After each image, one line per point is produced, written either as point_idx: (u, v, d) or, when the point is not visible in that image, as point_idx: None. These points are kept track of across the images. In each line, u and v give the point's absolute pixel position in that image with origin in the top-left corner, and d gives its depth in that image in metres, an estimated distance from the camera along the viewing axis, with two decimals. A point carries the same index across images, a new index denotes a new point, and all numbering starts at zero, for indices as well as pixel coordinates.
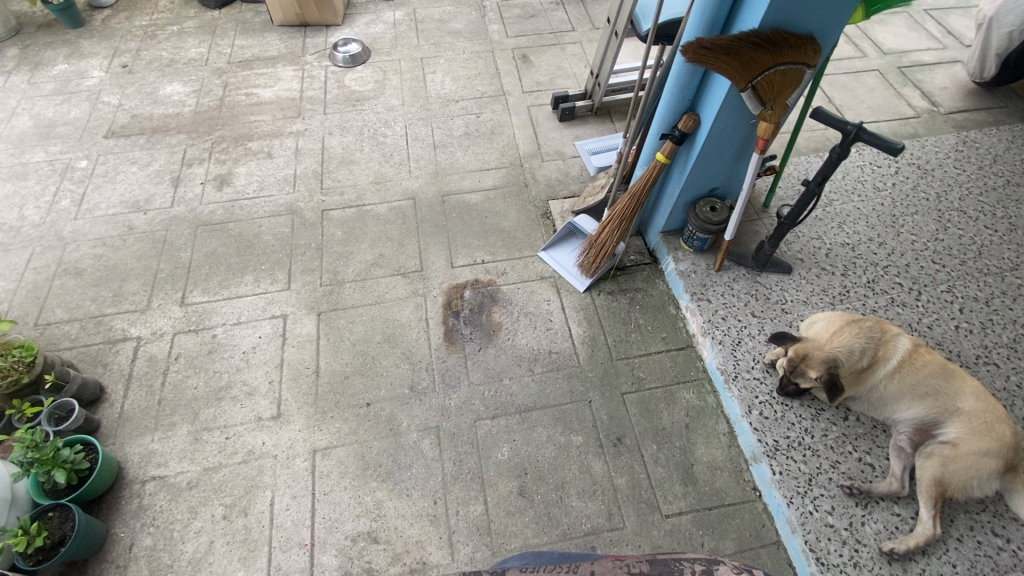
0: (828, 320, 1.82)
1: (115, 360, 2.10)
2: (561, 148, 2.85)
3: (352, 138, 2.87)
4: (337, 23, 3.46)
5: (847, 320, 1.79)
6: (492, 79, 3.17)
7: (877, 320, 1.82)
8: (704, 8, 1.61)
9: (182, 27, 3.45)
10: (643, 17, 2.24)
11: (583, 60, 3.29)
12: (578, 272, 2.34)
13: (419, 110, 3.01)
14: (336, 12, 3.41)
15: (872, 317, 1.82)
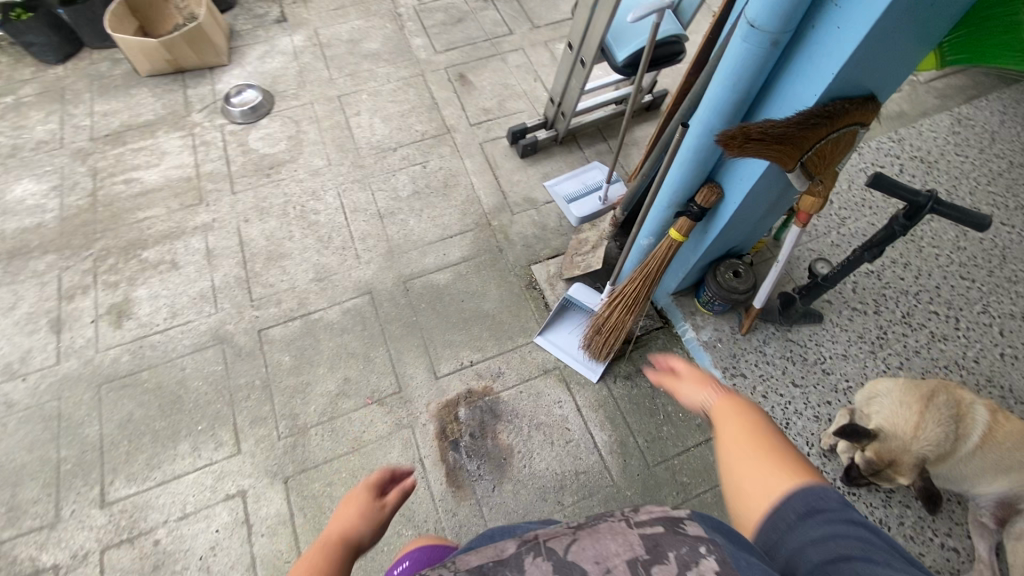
0: (897, 403, 1.58)
1: None
2: (531, 192, 2.43)
3: (276, 221, 2.33)
4: (223, 62, 2.79)
5: (920, 401, 1.56)
6: (430, 113, 2.66)
7: (948, 389, 1.59)
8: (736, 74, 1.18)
9: (18, 95, 2.68)
10: (621, 47, 1.86)
11: (530, 71, 2.81)
12: (586, 359, 2.00)
13: (352, 170, 2.48)
14: (218, 50, 2.74)
15: (942, 387, 1.59)
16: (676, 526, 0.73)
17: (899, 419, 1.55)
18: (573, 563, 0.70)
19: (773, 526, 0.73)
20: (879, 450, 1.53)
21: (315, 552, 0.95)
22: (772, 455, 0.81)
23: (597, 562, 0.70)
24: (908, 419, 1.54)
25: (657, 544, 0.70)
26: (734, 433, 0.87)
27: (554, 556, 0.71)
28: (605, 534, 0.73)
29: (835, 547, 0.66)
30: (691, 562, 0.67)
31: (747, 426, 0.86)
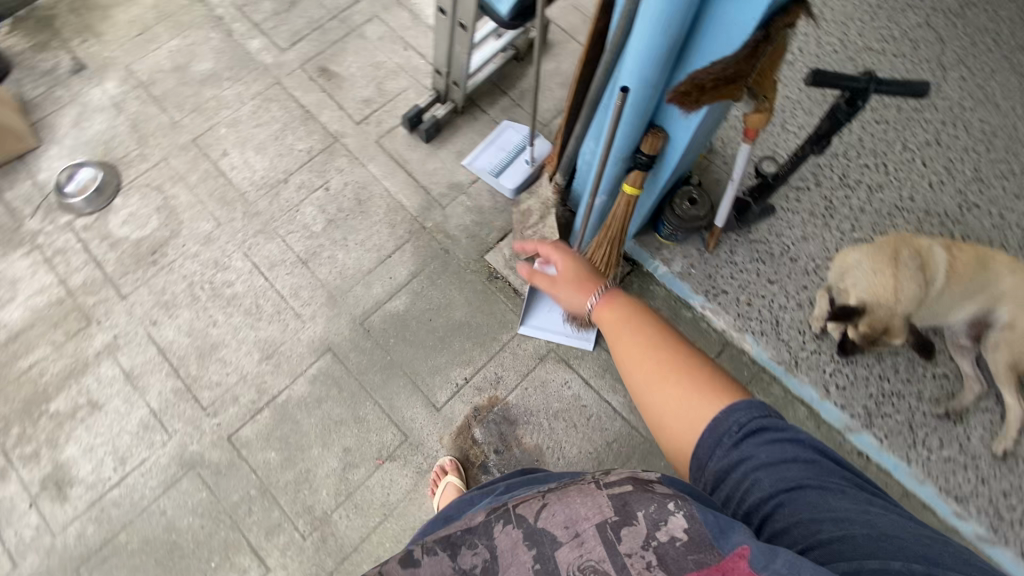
0: (872, 273, 1.63)
1: None
2: (452, 178, 2.24)
3: (189, 311, 2.02)
4: (33, 146, 2.27)
5: (891, 264, 1.62)
6: (308, 125, 2.34)
7: (908, 243, 1.67)
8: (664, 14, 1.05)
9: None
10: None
11: (396, 40, 2.50)
12: (574, 330, 1.94)
13: (249, 221, 2.17)
14: (20, 134, 2.22)
15: (903, 243, 1.66)
16: (646, 484, 0.79)
17: (879, 287, 1.61)
18: (549, 531, 0.78)
19: (717, 439, 0.84)
20: (870, 322, 1.61)
21: None
22: (682, 369, 0.89)
23: (568, 526, 0.78)
24: (887, 285, 1.60)
25: (624, 505, 0.76)
26: (635, 342, 0.94)
27: (528, 524, 0.80)
28: (574, 499, 0.80)
29: (789, 469, 0.78)
30: (658, 518, 0.74)
31: (646, 326, 0.96)
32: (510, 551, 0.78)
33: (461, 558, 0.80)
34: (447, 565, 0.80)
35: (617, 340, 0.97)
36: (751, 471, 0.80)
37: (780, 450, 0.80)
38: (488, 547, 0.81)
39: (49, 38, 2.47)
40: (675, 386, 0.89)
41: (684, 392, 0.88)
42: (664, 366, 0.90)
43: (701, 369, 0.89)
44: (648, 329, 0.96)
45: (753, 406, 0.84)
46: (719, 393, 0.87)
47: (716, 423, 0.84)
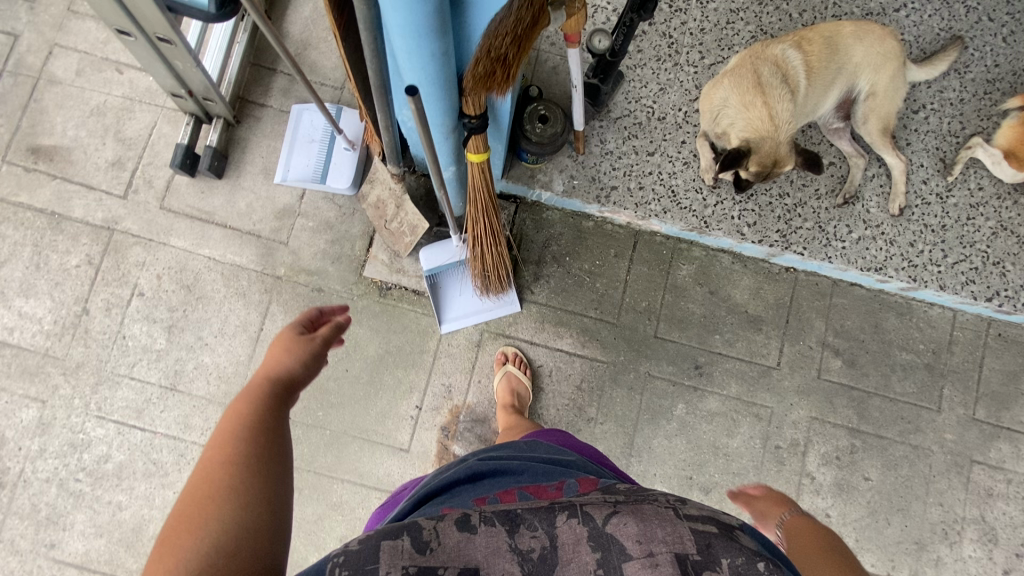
0: (743, 109, 1.54)
1: None
2: (275, 204, 1.83)
3: (81, 513, 1.68)
4: None
5: (758, 93, 1.53)
6: (65, 231, 1.79)
7: (764, 59, 1.57)
8: None
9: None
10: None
11: (100, 69, 1.87)
12: (496, 301, 1.78)
13: (77, 379, 1.74)
14: None
15: (760, 62, 1.56)
16: (729, 533, 0.77)
17: (755, 122, 1.52)
18: (618, 539, 0.75)
19: None
20: (760, 161, 1.54)
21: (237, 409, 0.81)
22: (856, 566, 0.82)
23: (642, 541, 0.74)
24: (763, 117, 1.52)
25: (708, 547, 0.73)
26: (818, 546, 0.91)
27: (596, 525, 0.77)
28: (654, 520, 0.77)
29: None
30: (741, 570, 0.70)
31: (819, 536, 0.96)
32: (573, 545, 0.75)
33: (519, 539, 0.76)
34: (504, 540, 0.76)
35: (791, 541, 0.98)
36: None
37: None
38: (546, 535, 0.77)
39: None
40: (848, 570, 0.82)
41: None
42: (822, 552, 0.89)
43: (844, 559, 0.86)
44: (818, 537, 0.94)
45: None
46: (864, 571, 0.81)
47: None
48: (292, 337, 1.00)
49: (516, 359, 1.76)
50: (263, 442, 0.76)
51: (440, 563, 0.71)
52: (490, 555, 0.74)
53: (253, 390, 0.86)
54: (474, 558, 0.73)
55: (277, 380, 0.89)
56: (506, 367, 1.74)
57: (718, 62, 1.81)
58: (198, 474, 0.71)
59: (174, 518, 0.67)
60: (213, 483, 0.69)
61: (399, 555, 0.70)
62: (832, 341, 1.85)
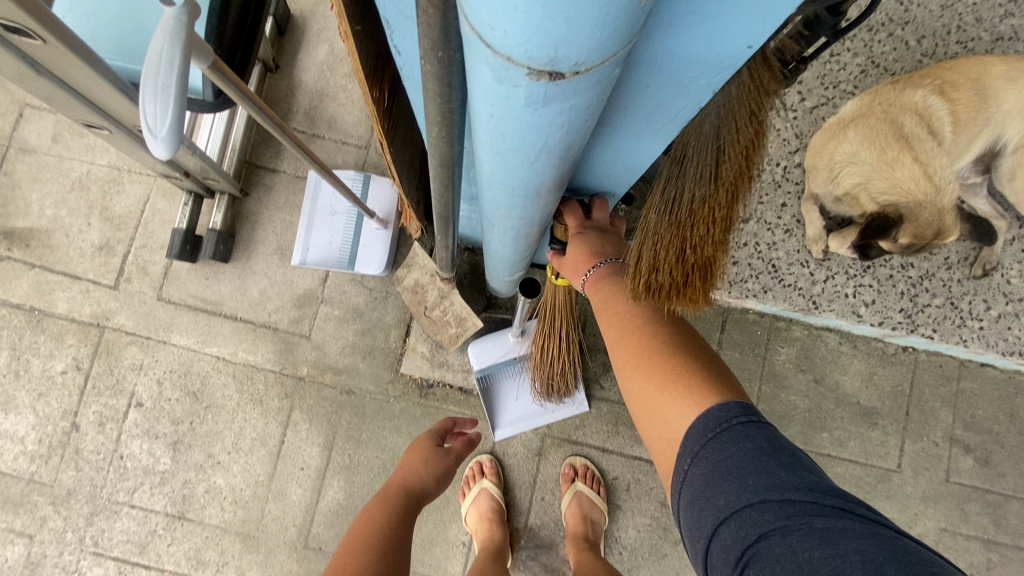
0: (885, 167, 1.22)
1: None
2: (294, 291, 1.55)
3: None
4: None
5: (901, 146, 1.21)
6: (46, 331, 1.52)
7: (900, 107, 1.25)
8: (548, 139, 0.44)
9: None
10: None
11: (81, 134, 1.59)
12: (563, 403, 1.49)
13: (69, 509, 1.47)
14: None
15: (896, 110, 1.24)
16: None
17: (905, 183, 1.21)
18: None
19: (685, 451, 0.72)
20: (916, 231, 1.22)
21: (384, 507, 1.08)
22: (693, 381, 0.76)
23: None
24: (915, 175, 1.20)
25: None
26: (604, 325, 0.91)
27: None
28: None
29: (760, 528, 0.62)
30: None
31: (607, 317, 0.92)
32: None
33: None
34: None
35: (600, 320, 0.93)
36: (695, 466, 0.70)
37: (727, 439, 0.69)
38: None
39: None
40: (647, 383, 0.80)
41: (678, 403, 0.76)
42: (630, 322, 0.85)
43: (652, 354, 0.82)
44: (631, 313, 0.86)
45: (718, 414, 0.72)
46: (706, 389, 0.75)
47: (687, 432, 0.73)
48: (423, 450, 1.23)
49: (586, 475, 1.47)
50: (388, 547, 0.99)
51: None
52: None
53: (388, 494, 1.12)
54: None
55: (408, 492, 1.13)
56: (575, 486, 1.43)
57: (821, 104, 1.49)
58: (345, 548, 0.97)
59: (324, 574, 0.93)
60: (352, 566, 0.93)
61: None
62: (961, 435, 1.55)
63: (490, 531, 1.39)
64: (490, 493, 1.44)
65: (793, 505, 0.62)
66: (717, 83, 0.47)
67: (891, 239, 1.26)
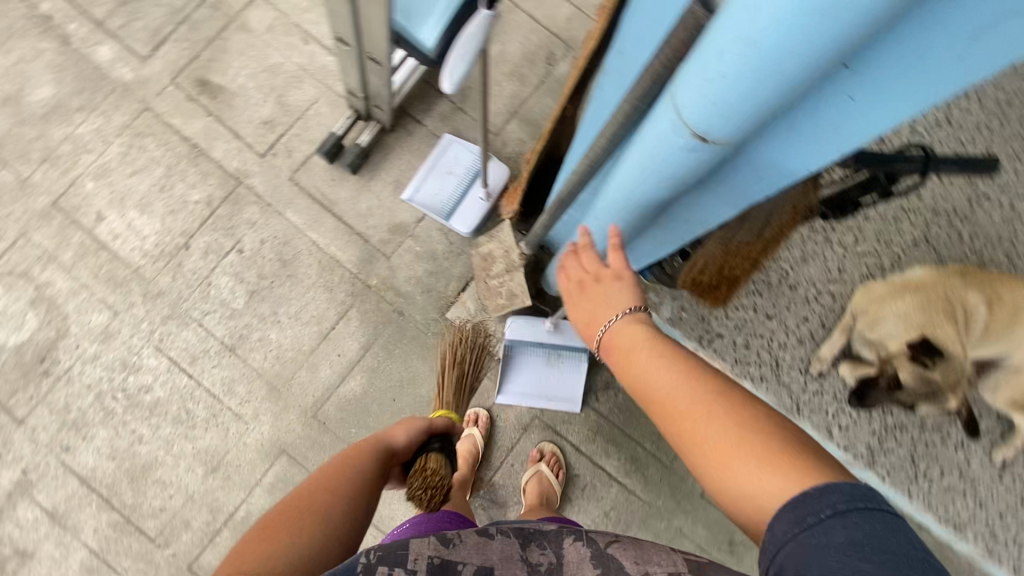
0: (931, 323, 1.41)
1: None
2: (393, 217, 1.86)
3: (104, 431, 1.74)
4: None
5: (949, 321, 1.42)
6: (197, 165, 1.87)
7: (957, 297, 1.45)
8: (668, 176, 0.72)
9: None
10: (424, 18, 1.20)
11: (289, 30, 1.95)
12: (560, 404, 1.76)
13: (152, 306, 1.79)
14: None
15: (954, 298, 1.44)
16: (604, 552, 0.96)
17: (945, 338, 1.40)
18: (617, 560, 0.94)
19: (798, 516, 0.62)
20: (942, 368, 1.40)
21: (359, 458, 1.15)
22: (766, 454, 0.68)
23: (639, 562, 0.93)
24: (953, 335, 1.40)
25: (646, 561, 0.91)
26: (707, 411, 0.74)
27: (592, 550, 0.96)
28: (647, 544, 0.97)
29: (838, 532, 0.59)
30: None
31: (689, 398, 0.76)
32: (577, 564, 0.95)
33: (532, 554, 0.98)
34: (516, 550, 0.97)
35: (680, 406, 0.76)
36: (833, 520, 0.60)
37: (820, 526, 0.60)
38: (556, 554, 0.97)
39: None
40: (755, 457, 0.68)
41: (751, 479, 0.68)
42: (680, 394, 0.77)
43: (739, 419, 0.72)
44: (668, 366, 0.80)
45: (850, 492, 0.61)
46: (780, 460, 0.67)
47: (772, 527, 0.63)
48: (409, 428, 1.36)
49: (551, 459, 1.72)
50: (358, 489, 1.07)
51: (459, 560, 0.93)
52: (508, 561, 0.96)
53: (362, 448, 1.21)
54: (493, 559, 0.95)
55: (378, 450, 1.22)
56: (539, 465, 1.69)
57: (869, 254, 1.73)
58: (309, 483, 1.04)
59: (290, 501, 1.00)
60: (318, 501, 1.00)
61: (426, 546, 0.93)
62: None
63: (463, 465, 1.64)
64: (474, 439, 1.71)
65: (869, 524, 0.59)
66: (778, 184, 0.75)
67: (921, 365, 1.40)
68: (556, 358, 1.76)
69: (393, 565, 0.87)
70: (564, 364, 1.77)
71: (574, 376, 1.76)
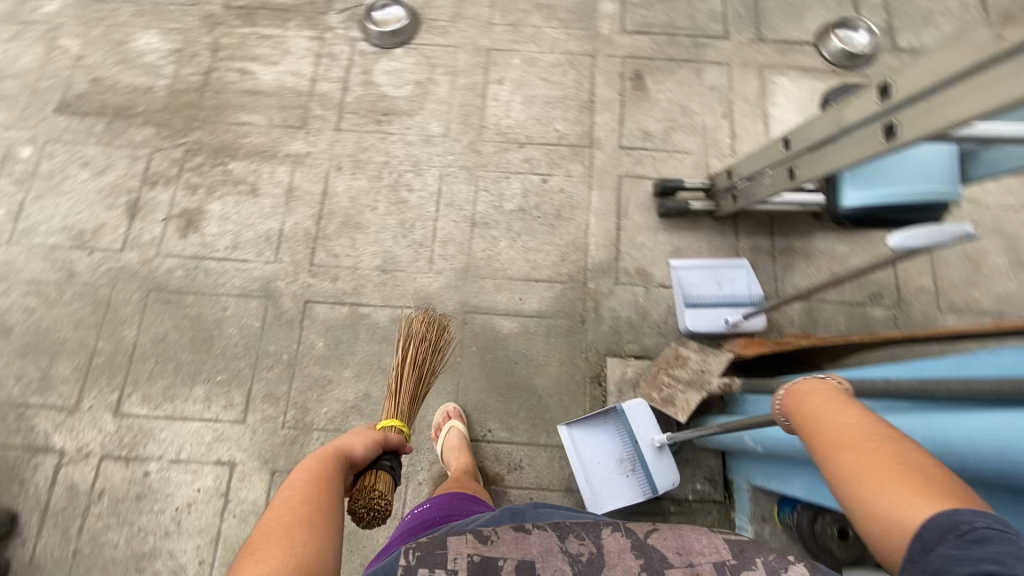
0: None
1: (33, 480, 1.81)
2: (649, 265, 2.01)
3: (365, 183, 2.13)
4: None
5: None
6: (580, 111, 2.21)
7: None
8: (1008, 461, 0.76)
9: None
10: (852, 184, 1.36)
11: (721, 101, 2.23)
12: (584, 487, 1.72)
13: (465, 152, 2.17)
14: None
15: None
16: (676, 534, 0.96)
17: None
18: (658, 549, 0.94)
19: (944, 526, 0.62)
20: None
21: (318, 473, 1.10)
22: (921, 475, 0.68)
23: (682, 553, 0.93)
24: None
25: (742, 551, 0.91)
26: (857, 435, 0.77)
27: (637, 538, 0.96)
28: (689, 534, 0.95)
29: (974, 544, 0.60)
30: (779, 566, 0.88)
31: (846, 424, 0.79)
32: (618, 553, 0.94)
33: (570, 545, 0.96)
34: (554, 543, 0.97)
35: (839, 424, 0.80)
36: (977, 527, 0.61)
37: (974, 534, 0.60)
38: (597, 545, 0.96)
39: None
40: (902, 475, 0.69)
41: (899, 494, 0.67)
42: (843, 431, 0.79)
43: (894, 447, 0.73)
44: (838, 408, 0.84)
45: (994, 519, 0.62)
46: (939, 481, 0.67)
47: (918, 532, 0.64)
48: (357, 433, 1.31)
49: None
50: (317, 506, 1.02)
51: (500, 556, 0.94)
52: (548, 555, 0.95)
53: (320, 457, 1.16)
54: (533, 552, 0.95)
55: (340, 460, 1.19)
56: None
57: None
58: (276, 509, 0.99)
59: (262, 525, 0.95)
60: (295, 522, 0.95)
61: (465, 545, 0.95)
62: None
63: (462, 453, 1.67)
64: (460, 434, 1.74)
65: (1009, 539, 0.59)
66: None
67: None
68: (623, 466, 1.76)
69: (432, 565, 0.92)
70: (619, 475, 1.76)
71: (620, 492, 1.73)
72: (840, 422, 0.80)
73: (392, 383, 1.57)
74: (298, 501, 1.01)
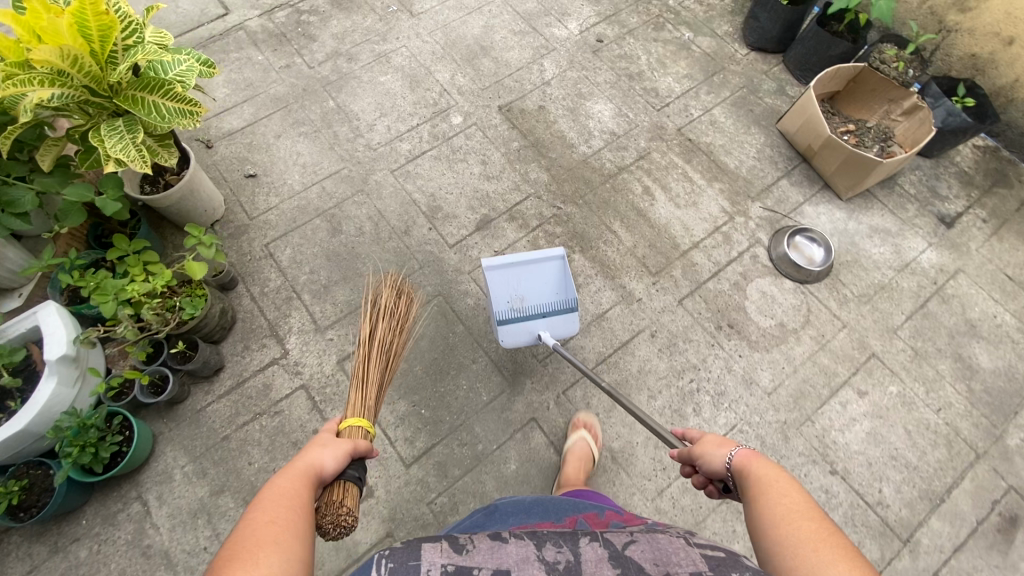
0: None
1: (251, 354, 1.96)
2: None
3: (664, 368, 1.97)
4: (838, 198, 2.29)
5: None
6: (919, 496, 1.81)
7: None
8: None
9: (695, 38, 2.67)
10: None
11: None
12: (507, 259, 1.79)
13: (774, 425, 1.89)
14: (852, 188, 2.24)
15: None
16: (645, 535, 0.94)
17: None
18: (632, 558, 0.89)
19: None
20: None
21: (276, 491, 0.95)
22: (844, 550, 0.84)
23: (657, 564, 0.87)
24: None
25: (716, 564, 0.86)
26: (783, 517, 0.91)
27: (613, 552, 0.91)
28: (665, 548, 0.90)
29: None
30: None
31: (781, 501, 0.94)
32: (593, 562, 0.87)
33: (546, 554, 0.89)
34: (529, 551, 0.90)
35: (773, 501, 0.95)
36: None
37: None
38: (575, 554, 0.89)
39: (975, 195, 2.34)
40: (818, 551, 0.84)
41: (823, 560, 0.83)
42: (784, 510, 0.93)
43: (817, 533, 0.87)
44: (780, 486, 0.97)
45: None
46: (851, 562, 0.82)
47: None
48: (322, 440, 1.14)
49: None
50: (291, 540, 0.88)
51: (475, 565, 0.86)
52: (524, 563, 0.87)
53: (289, 478, 1.00)
54: (509, 561, 0.87)
55: (308, 475, 1.02)
56: None
57: None
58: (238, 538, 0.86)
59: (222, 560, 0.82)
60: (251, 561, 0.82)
61: (439, 553, 0.86)
62: None
63: None
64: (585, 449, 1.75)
65: None
66: None
67: None
68: (512, 304, 1.84)
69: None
70: (503, 301, 1.83)
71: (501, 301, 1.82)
72: (773, 499, 0.95)
73: (358, 371, 1.45)
74: (265, 535, 0.87)
